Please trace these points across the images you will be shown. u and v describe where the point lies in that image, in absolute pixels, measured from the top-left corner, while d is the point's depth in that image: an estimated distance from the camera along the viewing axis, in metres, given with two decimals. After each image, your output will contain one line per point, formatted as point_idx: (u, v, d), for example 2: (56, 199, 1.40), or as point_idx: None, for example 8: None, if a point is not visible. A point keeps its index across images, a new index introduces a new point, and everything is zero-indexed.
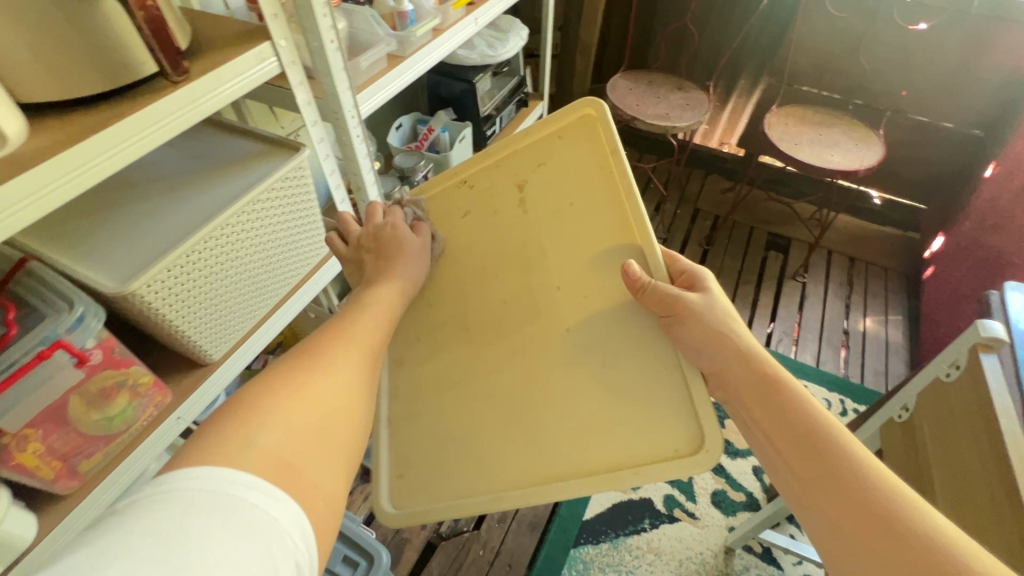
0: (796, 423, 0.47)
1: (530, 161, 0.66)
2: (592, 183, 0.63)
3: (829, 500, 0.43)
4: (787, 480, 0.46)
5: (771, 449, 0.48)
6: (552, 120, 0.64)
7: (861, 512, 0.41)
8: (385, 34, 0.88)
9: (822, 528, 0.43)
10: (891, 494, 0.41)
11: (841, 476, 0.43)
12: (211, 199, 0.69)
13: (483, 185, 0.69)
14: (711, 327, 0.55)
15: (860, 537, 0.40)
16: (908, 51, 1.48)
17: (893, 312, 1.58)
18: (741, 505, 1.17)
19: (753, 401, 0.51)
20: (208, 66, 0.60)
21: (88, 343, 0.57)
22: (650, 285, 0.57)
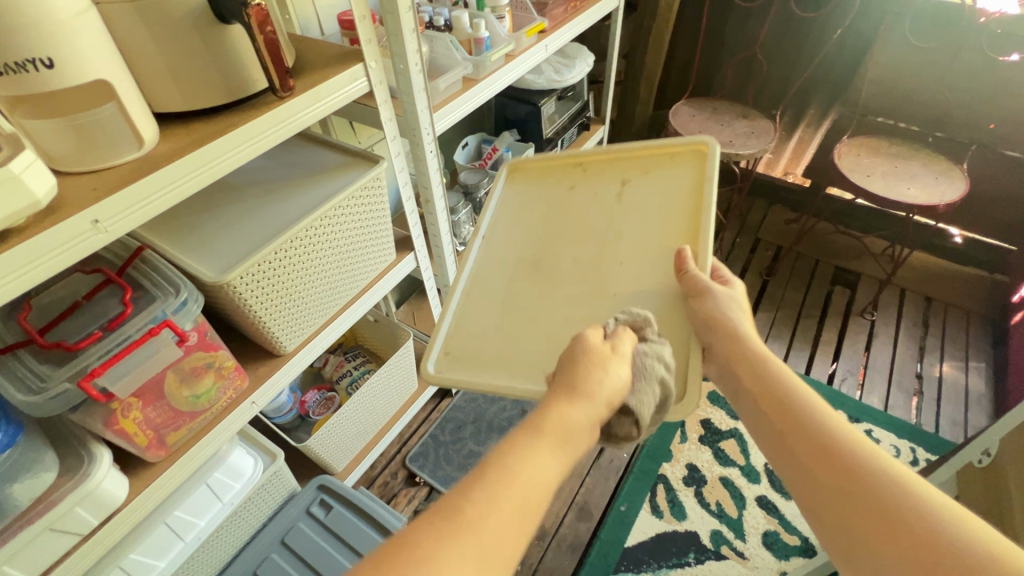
0: (781, 392, 0.55)
1: (640, 170, 0.74)
2: (685, 196, 0.68)
3: (808, 455, 0.49)
4: (767, 434, 0.54)
5: (756, 409, 0.56)
6: (669, 143, 0.73)
7: (824, 455, 0.48)
8: (463, 58, 0.94)
9: (796, 478, 0.49)
10: (859, 448, 0.47)
11: (816, 435, 0.50)
12: (300, 203, 0.76)
13: (594, 172, 0.77)
14: (722, 310, 0.59)
15: (820, 471, 0.47)
16: (998, 82, 1.41)
17: (974, 358, 1.47)
18: (796, 549, 1.11)
19: (748, 373, 0.58)
20: (309, 85, 0.67)
21: (188, 325, 0.64)
22: (692, 269, 0.59)
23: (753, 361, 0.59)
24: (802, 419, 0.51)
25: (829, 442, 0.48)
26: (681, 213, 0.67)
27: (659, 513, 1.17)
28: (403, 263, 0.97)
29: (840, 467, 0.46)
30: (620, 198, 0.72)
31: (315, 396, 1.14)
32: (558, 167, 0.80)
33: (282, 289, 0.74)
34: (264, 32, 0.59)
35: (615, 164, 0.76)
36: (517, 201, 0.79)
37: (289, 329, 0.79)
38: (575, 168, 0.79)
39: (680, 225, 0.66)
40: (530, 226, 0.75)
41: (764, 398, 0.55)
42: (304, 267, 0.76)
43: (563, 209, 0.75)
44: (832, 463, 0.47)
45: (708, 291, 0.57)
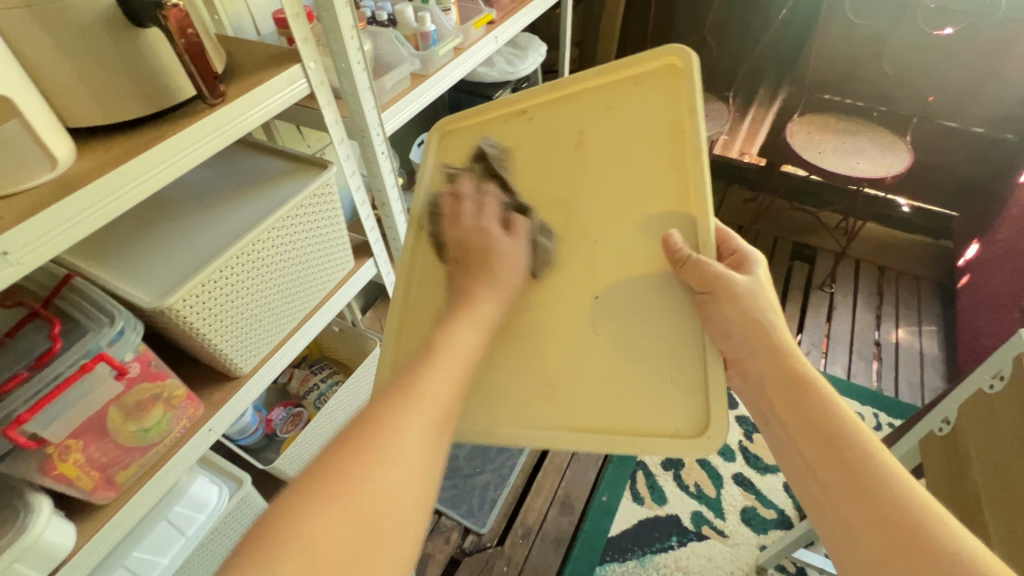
0: (830, 430, 0.46)
1: (596, 108, 0.62)
2: (657, 136, 0.58)
3: (865, 524, 0.41)
4: (805, 479, 0.46)
5: (793, 447, 0.48)
6: (628, 64, 0.59)
7: (885, 522, 0.40)
8: (409, 54, 0.91)
9: (846, 548, 0.42)
10: (927, 518, 0.39)
11: (877, 498, 0.41)
12: (245, 217, 0.72)
13: (543, 120, 0.64)
14: (746, 312, 0.52)
15: (879, 544, 0.40)
16: (933, 55, 1.46)
17: (927, 322, 1.53)
18: (773, 522, 1.14)
19: (782, 402, 0.49)
20: (242, 89, 0.63)
21: (128, 356, 0.59)
22: (698, 257, 0.53)
23: (793, 391, 0.49)
24: (860, 477, 0.43)
25: (894, 509, 0.40)
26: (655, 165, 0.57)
27: (639, 500, 1.18)
28: (363, 270, 0.94)
29: (906, 543, 0.39)
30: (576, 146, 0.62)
31: (282, 413, 1.09)
32: (499, 116, 0.67)
33: (226, 312, 0.69)
34: (185, 36, 0.54)
35: (563, 104, 0.63)
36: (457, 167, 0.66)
37: (240, 353, 0.74)
38: (518, 114, 0.66)
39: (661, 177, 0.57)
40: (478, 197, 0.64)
41: (809, 442, 0.46)
42: (251, 289, 0.72)
43: (509, 170, 0.63)
44: (896, 541, 0.39)
45: (719, 283, 0.52)
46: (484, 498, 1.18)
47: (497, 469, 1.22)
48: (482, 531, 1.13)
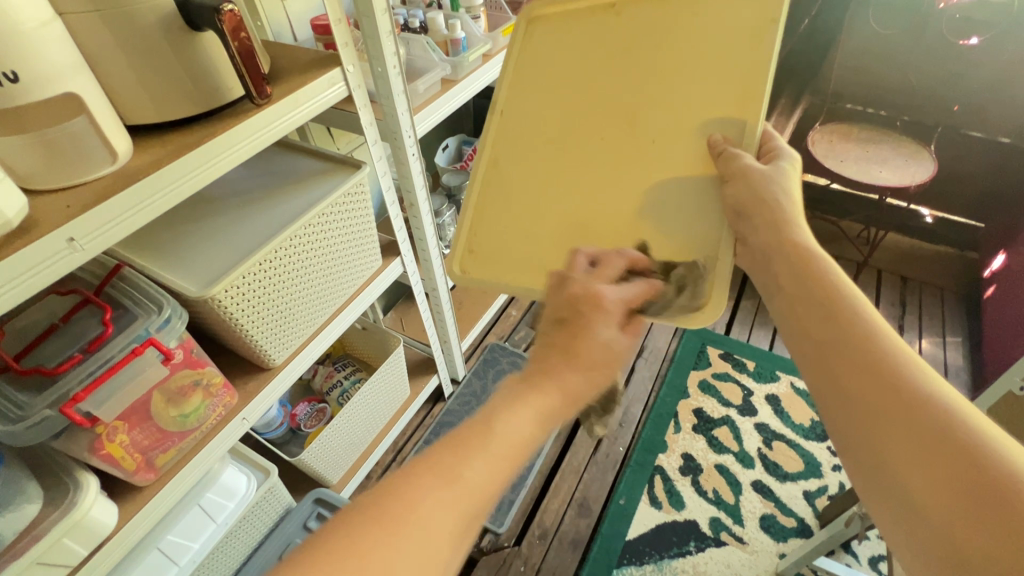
0: (828, 297, 0.45)
1: (679, 19, 0.61)
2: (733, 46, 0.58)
3: (854, 389, 0.41)
4: (801, 346, 0.46)
5: (791, 315, 0.48)
6: None
7: (873, 378, 0.40)
8: (440, 59, 0.93)
9: (839, 417, 0.42)
10: (918, 378, 0.39)
11: (871, 366, 0.40)
12: (284, 212, 0.75)
13: (628, 18, 0.63)
14: (765, 190, 0.52)
15: (864, 396, 0.40)
16: (957, 65, 1.46)
17: (951, 334, 1.51)
18: (793, 531, 1.13)
19: (784, 273, 0.50)
20: (286, 91, 0.66)
21: (172, 343, 0.62)
22: (735, 157, 0.54)
23: (800, 274, 0.49)
24: (856, 341, 0.42)
25: (886, 374, 0.39)
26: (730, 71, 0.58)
27: (657, 505, 1.17)
28: (390, 269, 0.96)
29: (897, 406, 0.38)
30: (659, 54, 0.61)
31: (306, 409, 1.12)
32: (586, 10, 0.66)
33: (264, 296, 0.72)
34: (238, 38, 0.57)
35: (656, 7, 0.62)
36: (539, 63, 0.67)
37: (281, 336, 0.78)
38: (605, 11, 0.65)
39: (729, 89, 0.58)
40: (554, 94, 0.66)
41: (811, 322, 0.45)
42: (290, 275, 0.74)
43: (589, 73, 0.64)
44: (893, 405, 0.38)
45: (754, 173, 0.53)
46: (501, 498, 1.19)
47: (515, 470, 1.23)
48: (499, 530, 1.14)
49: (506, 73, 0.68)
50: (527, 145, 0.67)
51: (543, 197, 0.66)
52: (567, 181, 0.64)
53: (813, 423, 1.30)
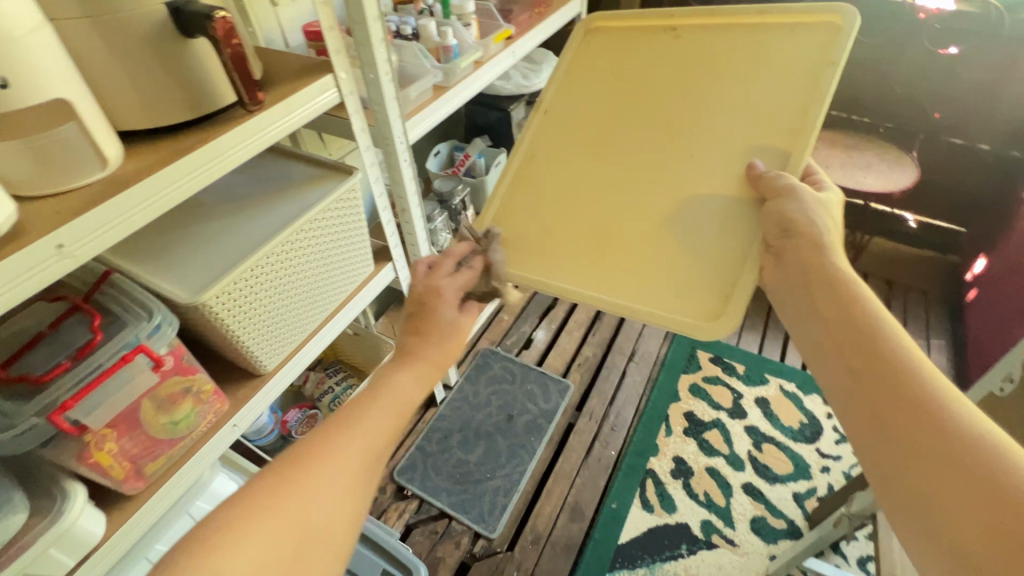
0: (863, 326, 0.49)
1: (740, 40, 0.64)
2: (785, 80, 0.60)
3: (878, 398, 0.45)
4: (836, 370, 0.50)
5: (828, 340, 0.51)
6: (790, 12, 0.61)
7: (905, 403, 0.43)
8: (432, 66, 0.95)
9: (861, 423, 0.46)
10: (943, 402, 0.42)
11: (897, 376, 0.45)
12: (276, 217, 0.75)
13: (687, 39, 0.67)
14: (804, 219, 0.55)
15: (893, 419, 0.43)
16: (937, 74, 1.49)
17: (935, 336, 1.54)
18: (783, 532, 1.14)
19: (820, 301, 0.54)
20: (279, 97, 0.66)
21: (163, 349, 0.62)
22: (782, 175, 0.55)
23: (833, 289, 0.53)
24: (887, 367, 0.46)
25: (914, 395, 0.43)
26: (777, 89, 0.60)
27: (649, 508, 1.18)
28: (382, 275, 0.96)
29: (916, 414, 0.42)
30: (706, 79, 0.64)
31: (297, 415, 1.11)
32: (646, 26, 0.70)
33: (257, 304, 0.72)
34: (230, 45, 0.57)
35: (713, 33, 0.65)
36: (596, 73, 0.71)
37: (279, 340, 0.78)
38: (666, 31, 0.68)
39: (775, 116, 0.60)
40: (601, 104, 0.70)
41: (846, 344, 0.49)
42: (283, 281, 0.75)
43: (633, 87, 0.68)
44: (920, 428, 0.41)
45: (788, 189, 0.54)
46: (494, 502, 1.19)
47: (508, 475, 1.23)
48: (491, 535, 1.14)
49: (560, 72, 0.73)
50: (569, 150, 0.70)
51: (579, 199, 0.68)
52: (594, 187, 0.67)
53: (801, 425, 1.31)
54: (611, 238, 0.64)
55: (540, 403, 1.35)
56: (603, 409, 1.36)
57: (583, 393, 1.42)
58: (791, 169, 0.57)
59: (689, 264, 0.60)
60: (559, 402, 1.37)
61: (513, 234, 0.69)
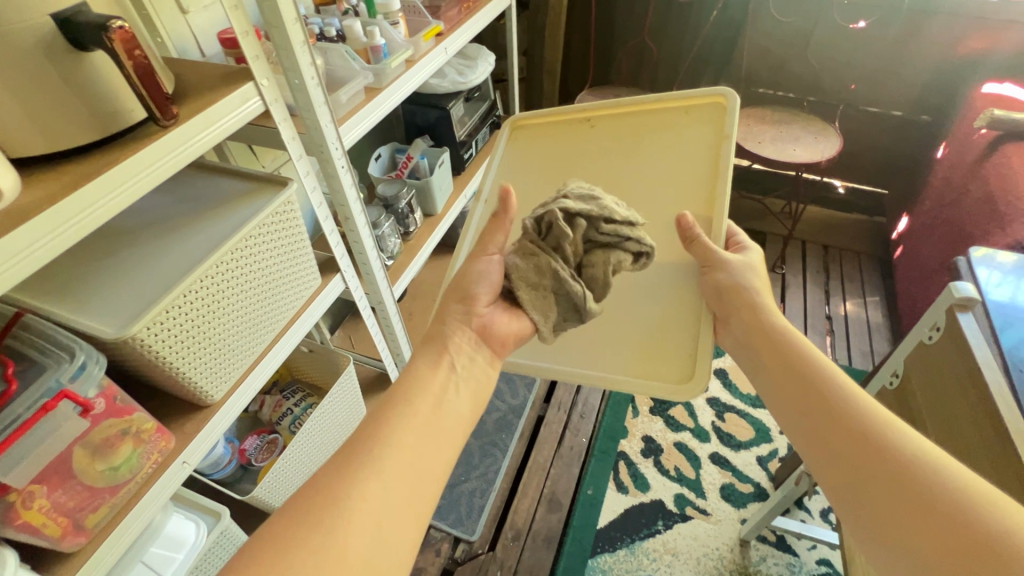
0: (807, 368, 0.54)
1: (647, 125, 0.75)
2: (696, 160, 0.70)
3: (833, 437, 0.49)
4: (788, 414, 0.53)
5: (775, 387, 0.56)
6: (685, 96, 0.72)
7: (858, 440, 0.47)
8: (361, 68, 0.92)
9: (820, 460, 0.49)
10: (892, 437, 0.46)
11: (851, 423, 0.48)
12: (207, 239, 0.70)
13: (603, 125, 0.78)
14: (736, 281, 0.61)
15: (851, 458, 0.47)
16: (851, 46, 1.58)
17: (871, 294, 1.64)
18: (751, 496, 1.19)
19: (765, 349, 0.58)
20: (196, 109, 0.62)
21: (91, 392, 0.57)
22: (703, 241, 0.63)
23: (777, 348, 0.57)
24: (835, 409, 0.50)
25: (866, 433, 0.47)
26: (688, 172, 0.70)
27: (624, 490, 1.20)
28: (330, 287, 0.93)
29: (871, 450, 0.46)
30: (632, 160, 0.75)
31: (255, 442, 1.06)
32: (567, 117, 0.80)
33: (193, 341, 0.67)
34: (133, 57, 0.53)
35: (628, 116, 0.76)
36: (529, 157, 0.82)
37: (223, 369, 0.74)
38: (583, 122, 0.79)
39: (691, 190, 0.70)
40: (543, 188, 0.79)
41: (794, 389, 0.54)
42: (220, 318, 0.71)
43: (572, 165, 0.78)
44: (878, 465, 0.45)
45: (720, 261, 0.62)
46: (471, 505, 1.18)
47: (483, 475, 1.22)
48: (472, 538, 1.13)
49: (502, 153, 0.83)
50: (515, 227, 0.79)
51: None
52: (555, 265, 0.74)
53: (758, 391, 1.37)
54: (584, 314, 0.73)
55: (508, 399, 1.35)
56: (570, 398, 1.37)
57: (550, 385, 1.42)
58: (716, 234, 0.65)
59: (639, 333, 0.69)
60: (526, 396, 1.37)
61: None
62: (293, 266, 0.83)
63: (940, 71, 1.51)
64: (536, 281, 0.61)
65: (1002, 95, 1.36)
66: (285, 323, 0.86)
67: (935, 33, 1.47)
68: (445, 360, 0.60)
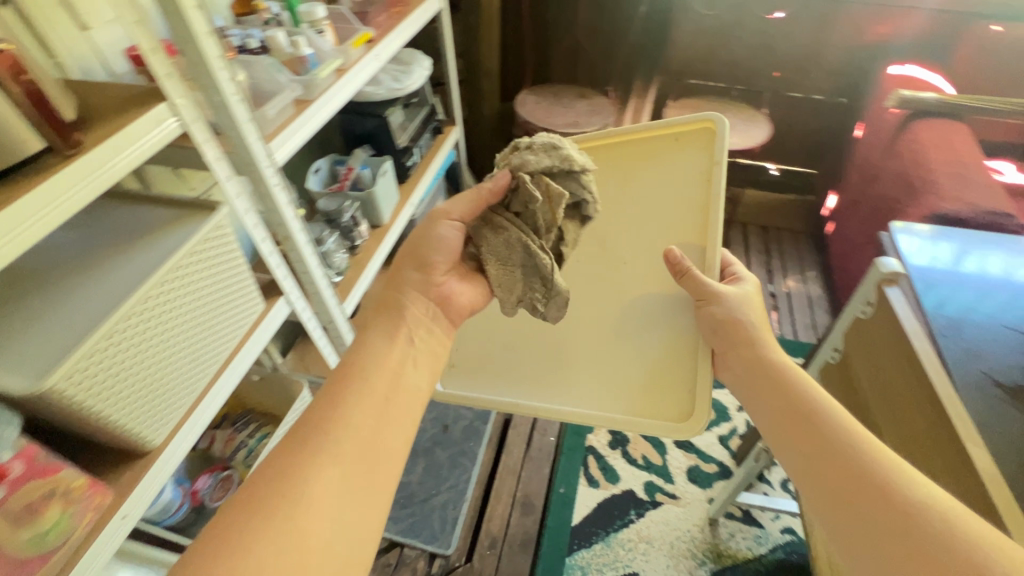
0: (809, 409, 0.56)
1: (634, 158, 0.73)
2: (687, 191, 0.71)
3: (840, 480, 0.49)
4: (792, 454, 0.55)
5: (780, 426, 0.58)
6: (673, 124, 0.70)
7: (858, 478, 0.48)
8: (289, 79, 0.88)
9: (826, 503, 0.50)
10: (892, 476, 0.47)
11: (852, 461, 0.50)
12: (131, 273, 0.65)
13: (585, 159, 0.76)
14: (733, 318, 0.66)
15: (853, 496, 0.48)
16: (772, 36, 1.66)
17: (809, 269, 1.73)
18: (716, 475, 1.23)
19: (770, 392, 0.61)
20: (103, 135, 0.57)
21: (4, 456, 0.51)
22: (695, 275, 0.68)
23: (781, 390, 0.60)
24: (837, 446, 0.52)
25: (867, 472, 0.48)
26: (678, 204, 0.72)
27: (595, 484, 1.21)
28: (274, 311, 0.89)
29: (872, 488, 0.47)
30: (618, 198, 0.75)
31: (208, 481, 0.99)
32: None
33: (124, 389, 0.62)
34: (21, 83, 0.49)
35: (609, 149, 0.74)
36: None
37: (163, 412, 0.69)
38: None
39: (683, 220, 0.72)
40: None
41: (798, 428, 0.56)
42: (153, 360, 0.65)
43: None
44: (878, 503, 0.46)
45: (714, 295, 0.67)
46: (444, 518, 1.15)
47: (453, 486, 1.20)
48: (448, 552, 1.11)
49: None
50: None
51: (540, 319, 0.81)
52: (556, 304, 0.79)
53: None
54: (581, 353, 0.78)
55: (474, 406, 1.33)
56: None
57: None
58: (708, 268, 0.69)
59: (642, 369, 0.74)
60: None
61: (484, 370, 0.82)
62: (231, 298, 0.79)
63: (852, 56, 1.62)
64: (505, 257, 0.66)
65: (907, 76, 1.46)
66: (226, 358, 0.81)
67: (846, 20, 1.56)
68: (400, 333, 0.65)
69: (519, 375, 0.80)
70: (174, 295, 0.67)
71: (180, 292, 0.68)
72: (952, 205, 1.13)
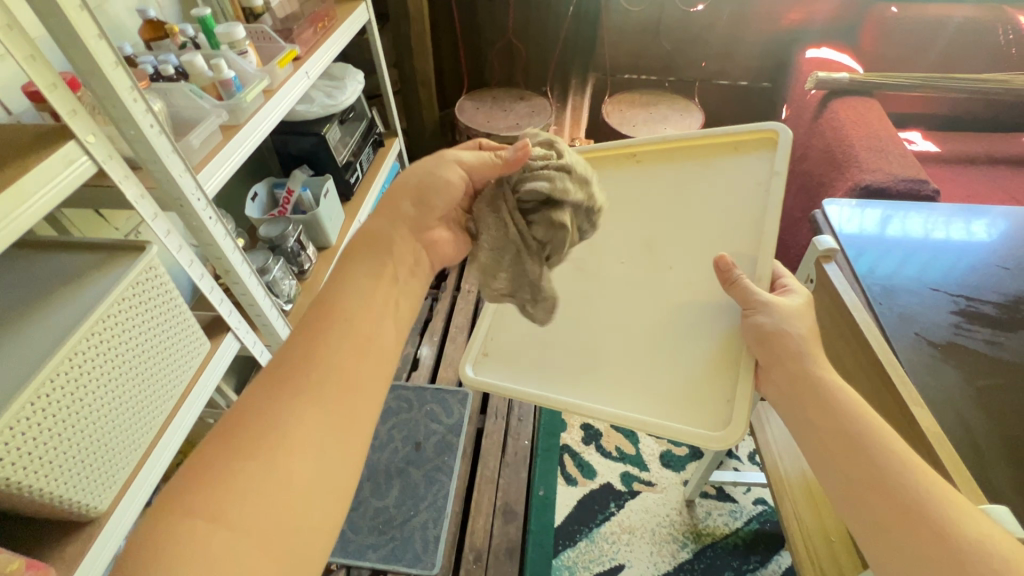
0: (853, 434, 0.51)
1: (696, 165, 0.72)
2: (744, 198, 0.68)
3: (892, 521, 0.46)
4: (833, 479, 0.51)
5: (820, 449, 0.53)
6: (737, 132, 0.69)
7: (913, 521, 0.45)
8: (213, 105, 0.83)
9: (875, 540, 0.47)
10: (950, 520, 0.44)
11: (904, 499, 0.46)
12: (54, 328, 0.60)
13: (649, 163, 0.75)
14: (783, 329, 0.58)
15: (909, 539, 0.45)
16: (695, 28, 1.72)
17: None
18: (687, 457, 1.27)
19: (811, 409, 0.54)
20: (4, 181, 0.51)
21: None
22: (744, 282, 0.61)
23: (825, 407, 0.54)
24: (891, 483, 0.47)
25: (923, 513, 0.45)
26: (734, 211, 0.68)
27: (573, 481, 1.22)
28: (223, 348, 0.85)
29: (928, 532, 0.44)
30: (675, 202, 0.73)
31: None
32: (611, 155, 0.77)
33: (59, 458, 0.56)
34: None
35: (674, 154, 0.74)
36: None
37: (107, 473, 0.64)
38: (627, 158, 0.76)
39: (737, 227, 0.68)
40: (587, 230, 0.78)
41: (841, 453, 0.51)
42: (90, 421, 0.60)
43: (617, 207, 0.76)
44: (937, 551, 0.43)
45: (758, 302, 0.59)
46: (426, 538, 1.11)
47: (432, 504, 1.16)
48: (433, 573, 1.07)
49: None
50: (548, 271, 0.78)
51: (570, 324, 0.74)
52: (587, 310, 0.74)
53: None
54: (605, 355, 0.70)
55: (444, 420, 1.31)
56: (506, 403, 1.36)
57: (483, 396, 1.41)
58: (760, 281, 0.62)
59: (680, 378, 0.65)
60: (462, 412, 1.33)
61: (505, 359, 0.74)
62: (173, 341, 0.74)
63: (769, 43, 1.71)
64: (501, 244, 0.62)
65: (822, 58, 1.54)
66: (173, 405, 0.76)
67: (761, 10, 1.64)
68: (387, 271, 0.61)
69: (536, 371, 0.72)
70: (106, 347, 0.62)
71: (113, 343, 0.63)
72: (874, 176, 1.20)
